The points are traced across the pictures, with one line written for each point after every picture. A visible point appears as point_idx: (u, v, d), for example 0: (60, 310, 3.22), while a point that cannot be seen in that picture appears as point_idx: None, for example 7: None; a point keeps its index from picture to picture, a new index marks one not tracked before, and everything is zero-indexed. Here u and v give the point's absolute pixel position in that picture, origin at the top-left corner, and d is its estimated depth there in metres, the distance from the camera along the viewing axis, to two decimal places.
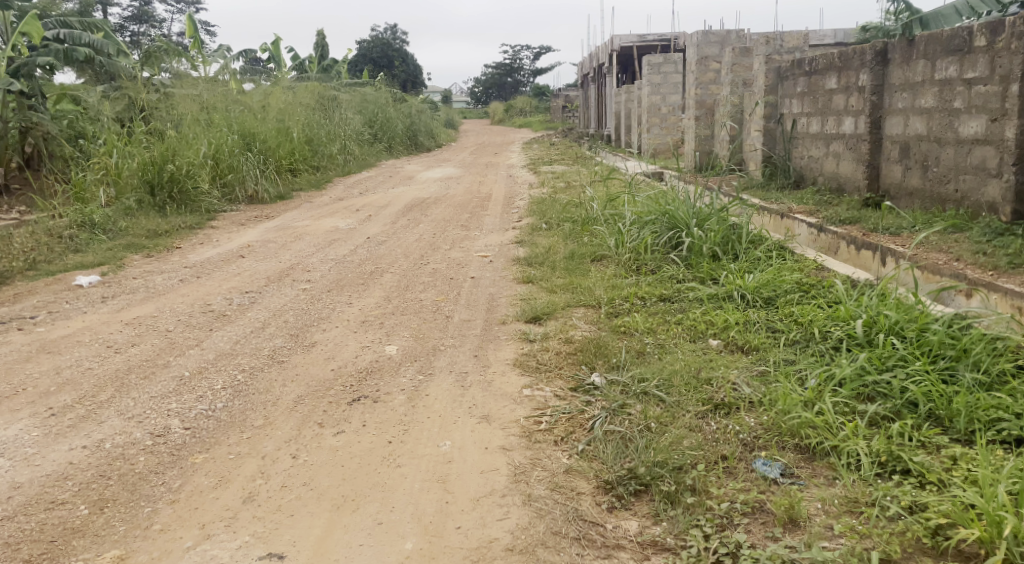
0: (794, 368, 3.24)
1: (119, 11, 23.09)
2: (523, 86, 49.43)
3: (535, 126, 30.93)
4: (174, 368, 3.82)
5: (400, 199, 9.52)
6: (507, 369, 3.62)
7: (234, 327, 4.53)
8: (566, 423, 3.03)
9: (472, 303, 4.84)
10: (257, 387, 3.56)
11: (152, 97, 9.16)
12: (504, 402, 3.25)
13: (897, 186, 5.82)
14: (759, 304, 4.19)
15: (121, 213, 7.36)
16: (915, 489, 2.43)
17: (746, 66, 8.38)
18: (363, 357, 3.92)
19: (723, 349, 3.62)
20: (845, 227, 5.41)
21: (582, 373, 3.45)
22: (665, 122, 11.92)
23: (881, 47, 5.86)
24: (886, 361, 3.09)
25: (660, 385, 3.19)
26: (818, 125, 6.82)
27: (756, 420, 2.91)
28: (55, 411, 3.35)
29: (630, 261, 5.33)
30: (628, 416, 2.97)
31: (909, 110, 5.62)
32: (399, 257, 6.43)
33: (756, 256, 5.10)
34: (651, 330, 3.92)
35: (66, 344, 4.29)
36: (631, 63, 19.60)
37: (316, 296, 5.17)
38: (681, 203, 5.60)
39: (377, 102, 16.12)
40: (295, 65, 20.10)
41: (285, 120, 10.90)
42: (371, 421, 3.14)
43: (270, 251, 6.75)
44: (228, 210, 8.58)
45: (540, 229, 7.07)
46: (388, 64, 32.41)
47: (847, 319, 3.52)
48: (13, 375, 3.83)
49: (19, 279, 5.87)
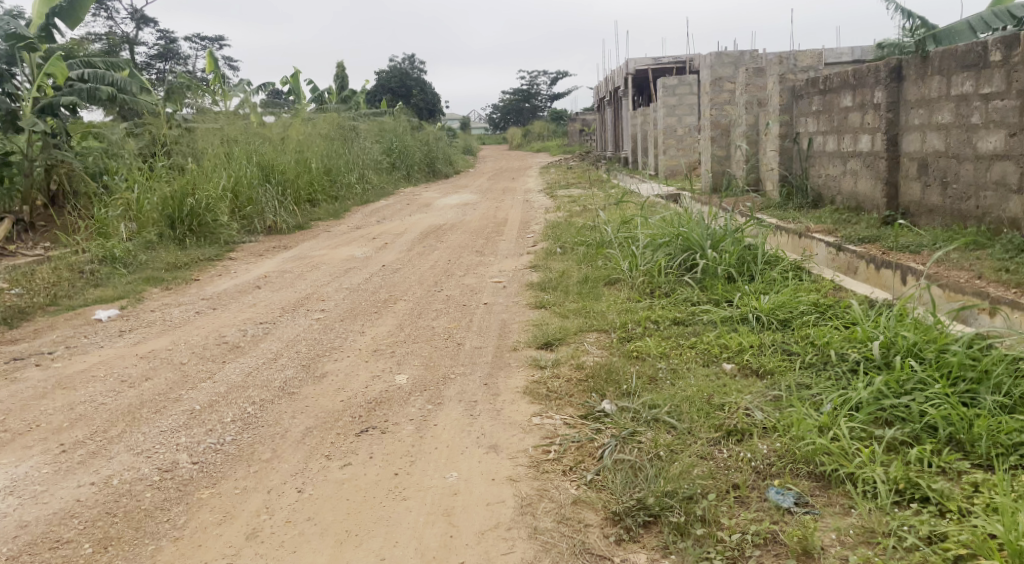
0: (809, 392, 3.15)
1: (146, 50, 23.61)
2: (540, 111, 49.82)
3: (553, 151, 31.10)
4: (185, 401, 3.81)
5: (416, 226, 9.56)
6: (517, 397, 3.57)
7: (247, 358, 4.53)
8: (575, 452, 2.97)
9: (484, 330, 4.81)
10: (266, 419, 3.54)
11: (173, 133, 9.28)
12: (513, 431, 3.20)
13: (916, 203, 5.72)
14: (775, 326, 4.12)
15: (142, 247, 7.45)
16: (935, 518, 2.35)
17: (760, 86, 8.34)
18: (373, 387, 3.88)
19: (737, 373, 3.55)
20: (863, 246, 5.32)
21: (592, 401, 3.39)
22: (681, 143, 11.91)
23: (895, 64, 5.81)
24: (904, 384, 2.98)
25: (672, 411, 3.12)
26: (834, 143, 6.76)
27: (770, 446, 2.83)
28: (65, 448, 3.34)
29: (643, 284, 5.27)
30: (639, 444, 2.91)
31: (926, 126, 5.54)
32: (414, 284, 6.43)
33: (772, 277, 5.02)
34: (665, 355, 3.87)
35: (81, 379, 4.30)
36: (647, 86, 19.72)
37: (329, 325, 5.17)
38: (695, 224, 5.54)
39: (395, 131, 16.28)
40: (315, 97, 20.42)
41: (304, 151, 11.03)
42: (378, 452, 3.10)
43: (286, 282, 6.78)
44: (246, 241, 8.66)
45: (555, 253, 7.05)
46: (406, 94, 32.76)
47: (864, 341, 3.43)
48: (28, 411, 3.84)
49: (40, 314, 5.93)
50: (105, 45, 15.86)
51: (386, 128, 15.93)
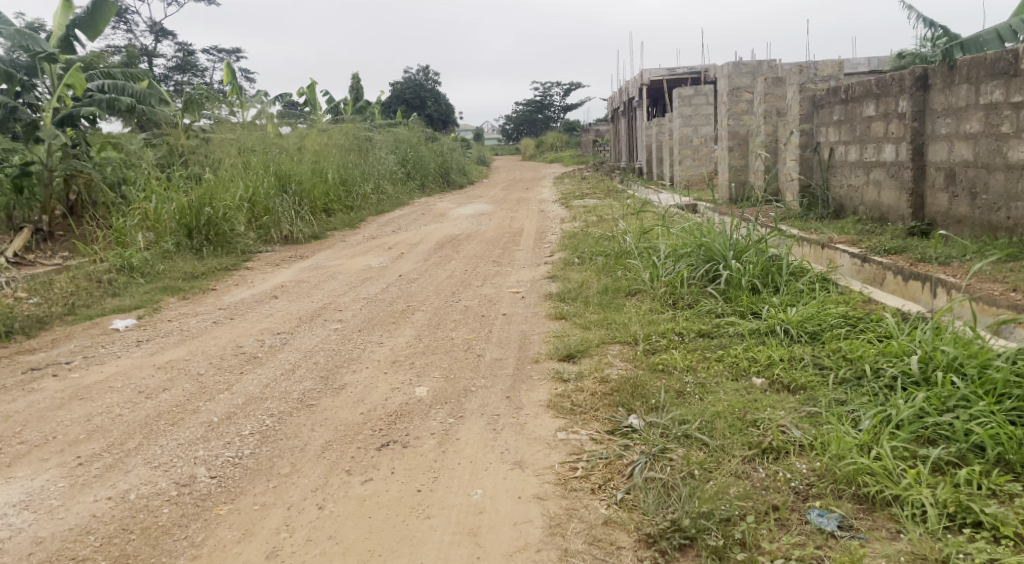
0: (846, 409, 3.05)
1: (165, 62, 23.79)
2: (554, 122, 49.82)
3: (567, 161, 31.05)
4: (202, 413, 3.75)
5: (432, 236, 9.50)
6: (540, 411, 3.49)
7: (265, 369, 4.46)
8: (604, 469, 2.88)
9: (504, 341, 4.73)
10: (285, 432, 3.47)
11: (191, 142, 9.37)
12: (538, 446, 3.11)
13: (944, 214, 5.60)
14: (804, 339, 4.01)
15: (160, 256, 7.42)
16: (990, 545, 2.25)
17: (779, 95, 8.23)
18: (393, 400, 3.80)
19: (767, 388, 3.45)
20: (891, 257, 5.21)
21: (619, 415, 3.30)
22: (697, 153, 11.80)
23: (920, 72, 5.70)
24: (946, 401, 2.87)
25: (703, 427, 3.03)
26: (857, 153, 6.65)
27: (808, 466, 2.72)
28: (82, 460, 3.29)
29: (665, 295, 5.18)
30: (670, 462, 2.81)
31: (954, 135, 5.43)
32: (431, 294, 6.36)
33: (798, 289, 4.91)
34: (691, 368, 3.77)
35: (98, 390, 4.25)
36: (661, 96, 19.65)
37: (348, 336, 5.10)
38: (717, 234, 5.44)
39: (410, 141, 16.27)
40: (330, 108, 20.48)
41: (320, 161, 11.03)
42: (400, 467, 3.02)
43: (303, 291, 6.72)
44: (263, 251, 8.64)
45: (573, 264, 6.96)
46: (420, 105, 32.79)
47: (901, 356, 3.32)
48: (45, 422, 3.79)
49: (58, 323, 5.90)
50: (124, 57, 15.97)
51: (401, 138, 15.92)
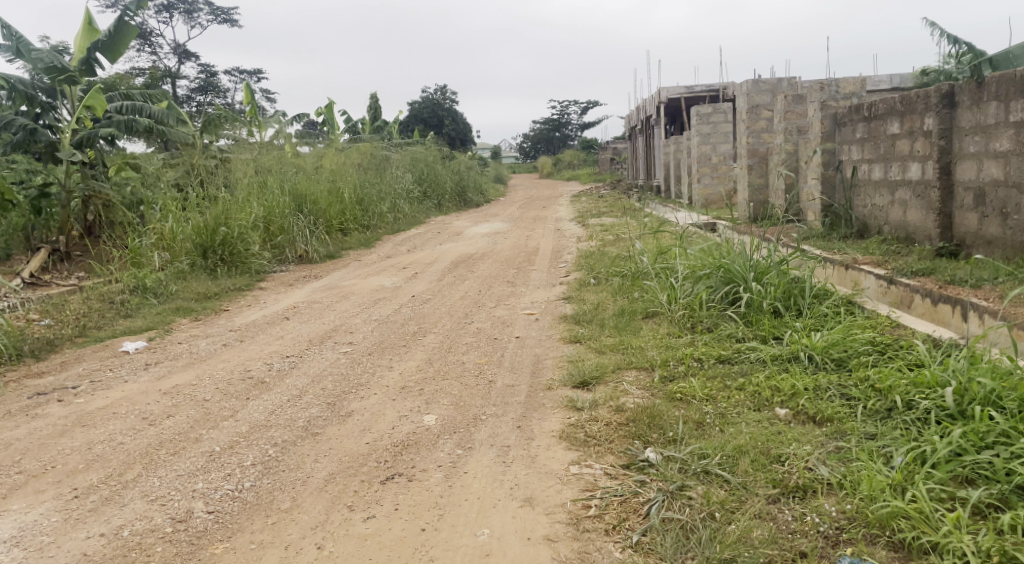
0: (877, 444, 2.89)
1: (189, 82, 24.06)
2: (571, 140, 49.80)
3: (584, 179, 30.97)
4: (205, 442, 3.64)
5: (447, 256, 9.40)
6: (552, 443, 3.34)
7: (272, 395, 4.35)
8: (618, 507, 2.74)
9: (516, 366, 4.59)
10: (288, 463, 3.34)
11: (209, 164, 9.32)
12: (550, 482, 2.96)
13: (973, 235, 5.42)
14: (829, 367, 3.85)
15: (174, 276, 7.37)
16: None
17: (800, 113, 8.09)
18: (400, 429, 3.66)
19: (792, 420, 3.29)
20: (918, 279, 5.02)
21: (634, 448, 3.14)
22: (716, 171, 11.66)
23: (946, 90, 5.54)
24: (985, 437, 2.70)
25: (724, 463, 2.88)
26: (881, 171, 6.48)
27: (838, 507, 2.56)
28: (78, 493, 3.18)
29: (683, 318, 5.02)
30: (690, 501, 2.68)
31: (983, 154, 5.25)
32: (444, 316, 6.24)
33: (823, 312, 4.74)
34: (710, 397, 3.61)
35: (101, 417, 4.15)
36: (680, 115, 19.56)
37: (357, 359, 4.99)
38: (737, 255, 5.28)
39: (426, 160, 16.22)
40: (349, 127, 20.55)
41: (336, 181, 11.01)
42: (404, 503, 2.88)
43: (315, 313, 6.62)
44: (277, 270, 8.56)
45: (589, 284, 6.82)
46: (438, 124, 32.88)
47: (934, 387, 3.15)
48: (45, 451, 3.70)
49: (68, 344, 5.83)
50: (147, 78, 16.14)
51: (417, 157, 15.89)
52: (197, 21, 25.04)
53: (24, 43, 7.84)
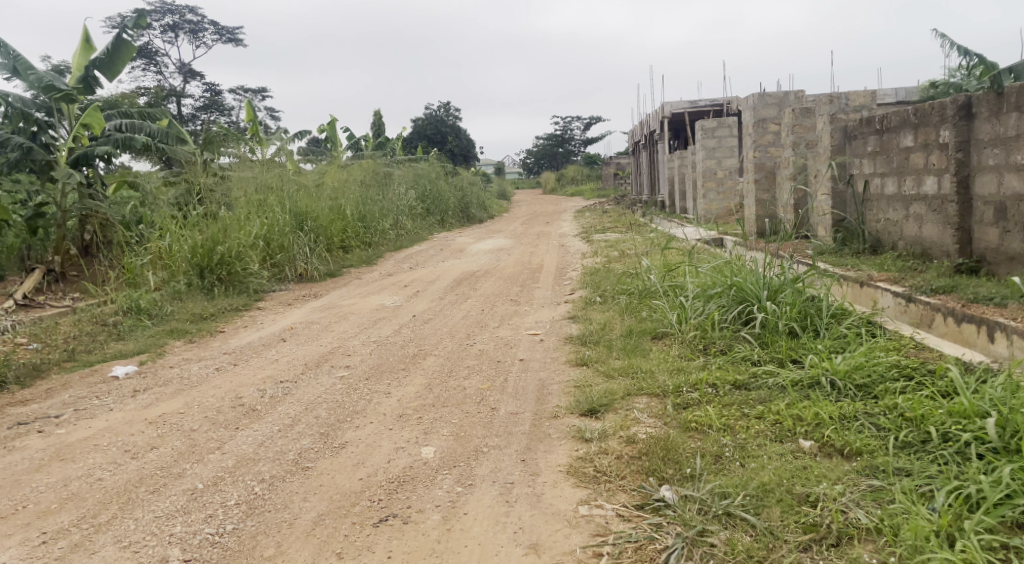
0: (917, 483, 2.66)
1: (193, 102, 23.97)
2: (574, 155, 49.63)
3: (587, 195, 30.79)
4: (187, 479, 3.40)
5: (449, 273, 9.18)
6: (559, 479, 3.09)
7: (263, 424, 4.11)
8: (633, 555, 2.53)
9: (520, 393, 4.34)
10: (274, 503, 3.10)
11: (208, 181, 8.75)
12: (557, 525, 2.73)
13: (994, 251, 5.18)
14: (853, 393, 3.60)
15: (170, 297, 7.15)
16: None
17: (808, 127, 7.84)
18: (395, 463, 3.42)
19: (817, 452, 3.06)
20: (939, 297, 4.78)
21: (648, 486, 2.90)
22: (722, 186, 11.45)
23: (963, 101, 5.32)
24: None
25: (746, 502, 2.66)
26: (895, 185, 6.25)
27: (878, 559, 2.35)
28: (46, 538, 2.94)
29: (695, 341, 4.77)
30: (712, 549, 2.47)
31: (1003, 167, 5.02)
32: (444, 337, 6.00)
33: (842, 333, 4.48)
34: (729, 428, 3.35)
35: (81, 449, 3.91)
36: (682, 130, 19.42)
37: (353, 385, 4.75)
38: (749, 273, 5.05)
39: (429, 176, 16.05)
40: (352, 144, 20.43)
41: (338, 197, 10.84)
42: (398, 551, 2.66)
43: (313, 334, 6.38)
44: (275, 290, 8.34)
45: (594, 303, 6.59)
46: (440, 141, 32.76)
47: (972, 417, 2.92)
48: (19, 488, 3.47)
49: (54, 370, 5.60)
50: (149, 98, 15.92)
51: (420, 173, 15.71)
52: (201, 40, 25.01)
53: (22, 62, 7.68)
